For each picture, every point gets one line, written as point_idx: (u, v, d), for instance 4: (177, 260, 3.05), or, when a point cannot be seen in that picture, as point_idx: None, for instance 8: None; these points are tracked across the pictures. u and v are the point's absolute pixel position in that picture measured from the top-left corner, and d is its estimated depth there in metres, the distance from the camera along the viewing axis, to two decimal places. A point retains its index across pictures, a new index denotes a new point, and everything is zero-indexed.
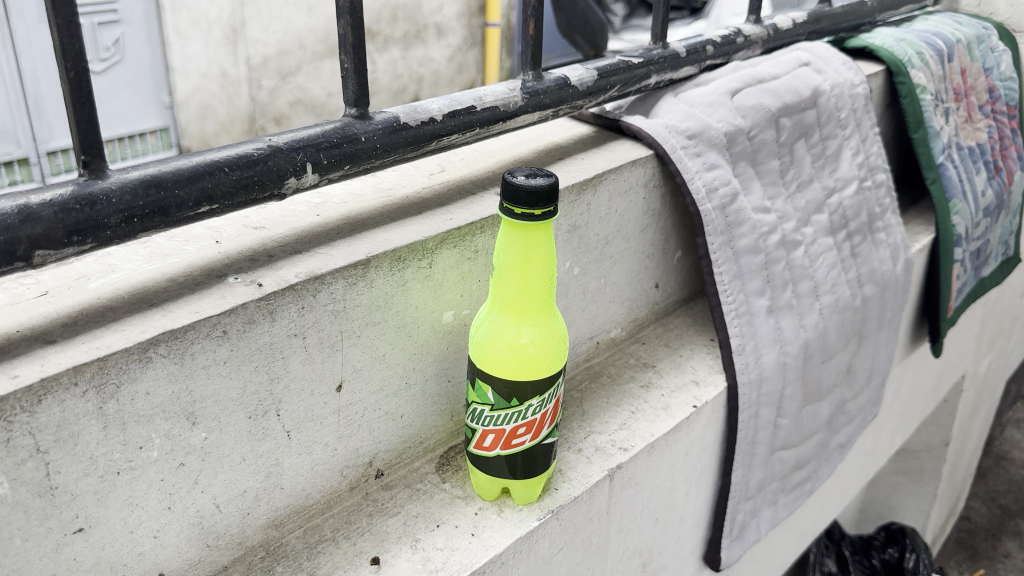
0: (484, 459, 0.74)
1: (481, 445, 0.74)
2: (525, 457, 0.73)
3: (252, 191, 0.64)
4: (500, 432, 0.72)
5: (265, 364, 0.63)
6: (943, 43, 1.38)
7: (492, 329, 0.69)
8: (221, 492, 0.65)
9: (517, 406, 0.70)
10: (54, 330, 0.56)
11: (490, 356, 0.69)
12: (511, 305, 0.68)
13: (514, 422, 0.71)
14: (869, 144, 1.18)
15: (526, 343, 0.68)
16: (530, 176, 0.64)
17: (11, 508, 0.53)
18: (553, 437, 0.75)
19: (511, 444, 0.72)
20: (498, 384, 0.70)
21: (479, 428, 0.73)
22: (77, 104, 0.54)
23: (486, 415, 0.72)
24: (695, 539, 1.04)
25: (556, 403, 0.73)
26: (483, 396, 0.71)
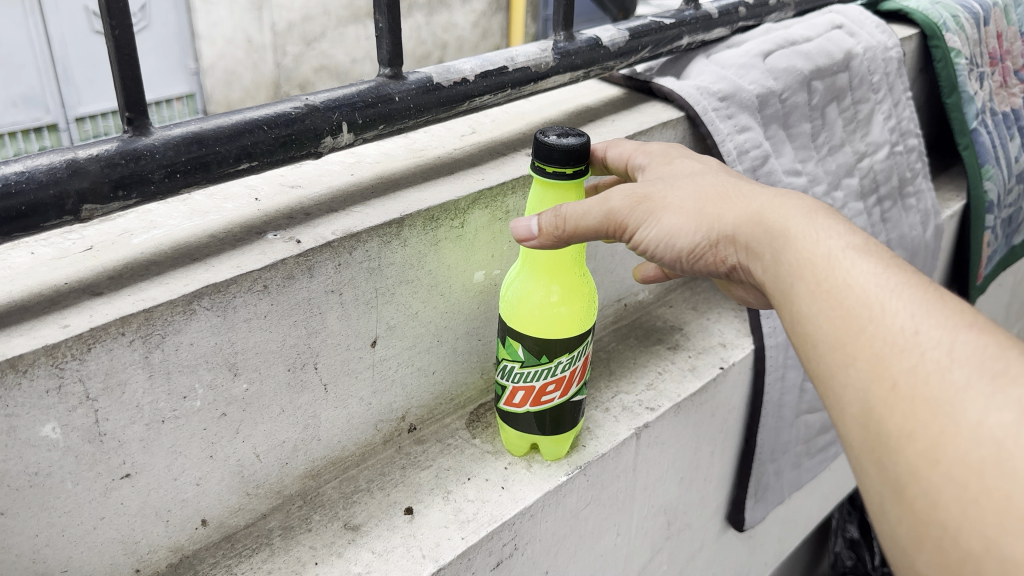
0: (513, 416, 0.75)
1: (510, 402, 0.75)
2: (552, 414, 0.74)
3: (291, 148, 0.65)
4: (529, 389, 0.73)
5: (303, 319, 0.65)
6: (980, 6, 1.35)
7: (522, 287, 0.71)
8: (261, 442, 0.67)
9: (546, 363, 0.71)
10: (100, 282, 0.58)
11: (520, 315, 0.70)
12: (544, 263, 0.69)
13: (543, 378, 0.72)
14: (901, 109, 1.16)
15: (557, 302, 0.70)
16: (560, 134, 0.64)
17: (62, 453, 0.55)
18: (581, 395, 0.76)
19: (540, 401, 0.73)
20: (527, 341, 0.71)
21: (508, 385, 0.74)
22: (122, 61, 0.55)
23: (516, 371, 0.73)
24: (719, 500, 1.05)
25: (584, 361, 0.74)
26: (512, 353, 0.72)
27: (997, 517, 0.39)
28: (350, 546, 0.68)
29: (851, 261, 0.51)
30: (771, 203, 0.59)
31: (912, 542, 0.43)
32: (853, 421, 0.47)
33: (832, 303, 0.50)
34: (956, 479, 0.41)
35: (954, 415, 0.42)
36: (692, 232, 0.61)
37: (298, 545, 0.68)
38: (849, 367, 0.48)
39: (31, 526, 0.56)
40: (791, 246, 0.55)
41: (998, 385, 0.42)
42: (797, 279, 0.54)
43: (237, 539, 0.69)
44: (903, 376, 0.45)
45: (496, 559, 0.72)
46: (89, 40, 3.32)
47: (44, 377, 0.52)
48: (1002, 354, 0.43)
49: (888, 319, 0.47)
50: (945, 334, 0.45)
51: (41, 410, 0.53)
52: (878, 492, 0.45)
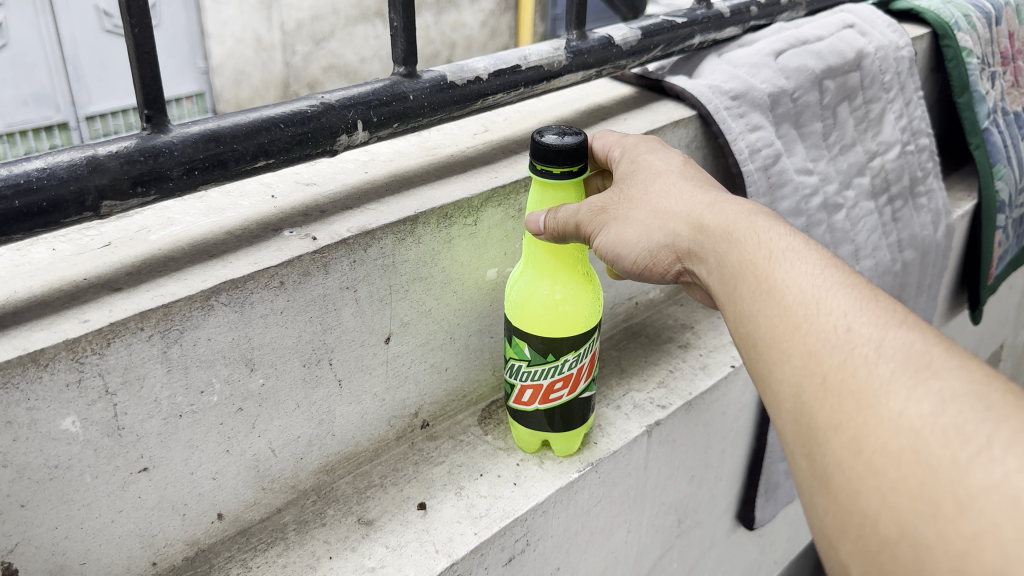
0: (522, 414, 0.76)
1: (519, 400, 0.75)
2: (559, 411, 0.74)
3: (307, 146, 0.66)
4: (537, 387, 0.73)
5: (318, 315, 0.66)
6: (992, 5, 1.34)
7: (525, 287, 0.71)
8: (276, 437, 0.68)
9: (553, 361, 0.71)
10: (119, 278, 0.59)
11: (525, 314, 0.71)
12: (548, 261, 0.70)
13: (551, 376, 0.72)
14: (913, 108, 1.15)
15: (560, 300, 0.70)
16: (562, 134, 0.65)
17: (82, 446, 0.56)
18: (589, 392, 0.76)
19: (549, 398, 0.73)
20: (533, 341, 0.71)
21: (517, 383, 0.74)
22: (141, 59, 0.56)
23: (523, 370, 0.73)
24: (729, 498, 1.05)
25: (591, 358, 0.74)
26: (519, 352, 0.73)
27: (914, 504, 0.38)
28: (364, 541, 0.68)
29: (788, 260, 0.51)
30: (716, 205, 0.59)
31: (834, 533, 0.42)
32: (785, 415, 0.46)
33: (767, 303, 0.50)
34: (875, 470, 0.40)
35: (877, 408, 0.41)
36: (645, 235, 0.62)
37: (313, 539, 0.69)
38: (782, 363, 0.47)
39: (51, 518, 0.56)
40: (731, 246, 0.55)
41: (922, 377, 0.41)
42: (737, 278, 0.53)
43: (252, 533, 0.70)
44: (831, 371, 0.44)
45: (509, 555, 0.72)
46: (99, 39, 3.34)
47: (65, 371, 0.53)
48: (927, 349, 0.43)
49: (820, 316, 0.46)
50: (874, 330, 0.44)
51: (62, 403, 0.53)
52: (806, 485, 0.45)
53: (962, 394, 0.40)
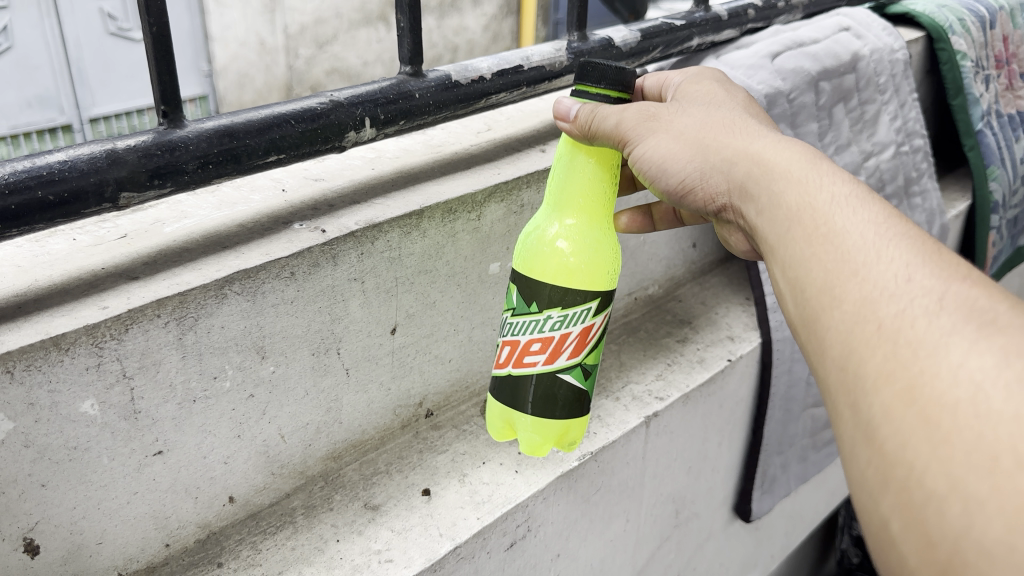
0: (501, 382, 0.73)
1: (500, 363, 0.73)
2: (535, 382, 0.70)
3: (317, 142, 0.68)
4: (515, 345, 0.70)
5: (327, 305, 0.68)
6: (986, 10, 1.37)
7: (533, 226, 0.72)
8: (286, 423, 0.70)
9: (535, 314, 0.69)
10: (136, 268, 0.61)
11: (524, 253, 0.71)
12: (555, 201, 0.70)
13: (529, 334, 0.69)
14: (907, 110, 1.18)
15: (555, 241, 0.69)
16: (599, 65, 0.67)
17: (100, 429, 0.58)
18: (578, 381, 0.71)
19: (524, 361, 0.70)
20: (522, 286, 0.70)
21: (501, 341, 0.72)
22: (160, 57, 0.58)
23: (510, 322, 0.71)
24: (726, 491, 1.07)
25: (582, 333, 0.69)
26: (509, 300, 0.71)
27: (966, 457, 0.37)
28: (370, 525, 0.71)
29: (849, 208, 0.49)
30: (772, 145, 0.57)
31: (876, 487, 0.42)
32: (830, 362, 0.46)
33: (825, 245, 0.48)
34: (928, 420, 0.39)
35: (935, 358, 0.40)
36: (687, 157, 0.61)
37: (321, 523, 0.71)
38: (834, 307, 0.46)
39: (70, 499, 0.58)
40: (786, 185, 0.53)
41: (983, 332, 0.40)
42: (790, 219, 0.51)
43: (261, 517, 0.72)
44: (888, 319, 0.43)
45: (510, 540, 0.74)
46: (103, 42, 3.37)
47: (84, 355, 0.55)
48: (991, 306, 0.42)
49: (880, 262, 0.45)
50: (937, 282, 0.43)
51: (81, 386, 0.55)
52: (849, 435, 0.44)
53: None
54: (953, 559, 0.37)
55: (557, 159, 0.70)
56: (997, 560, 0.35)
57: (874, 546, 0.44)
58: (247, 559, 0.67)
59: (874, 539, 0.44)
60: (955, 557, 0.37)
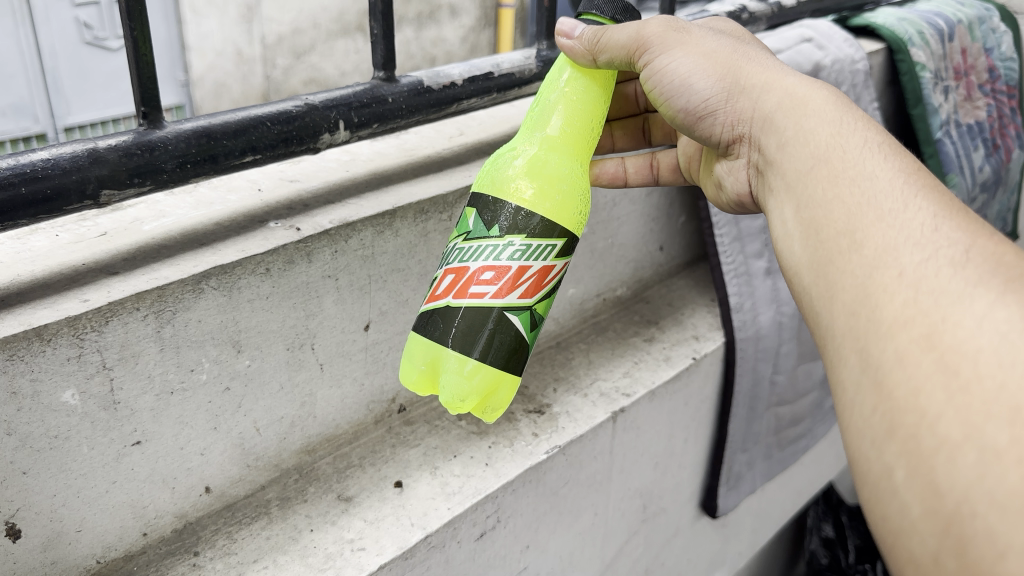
0: (430, 318, 0.64)
1: (435, 296, 0.65)
2: (475, 316, 0.62)
3: (292, 143, 0.71)
4: (462, 273, 0.63)
5: (301, 302, 0.70)
6: (945, 23, 1.42)
7: (506, 152, 0.67)
8: (261, 417, 0.72)
9: (493, 238, 0.62)
10: (115, 264, 0.63)
11: (492, 175, 0.66)
12: (538, 128, 0.67)
13: (481, 261, 0.62)
14: (868, 118, 1.22)
15: (533, 162, 0.64)
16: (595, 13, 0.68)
17: (80, 418, 0.59)
18: (522, 327, 0.64)
19: (466, 291, 0.62)
20: (484, 207, 0.64)
21: (441, 272, 0.65)
22: (139, 61, 0.60)
23: (460, 250, 0.64)
24: (693, 487, 1.10)
25: (538, 270, 0.63)
26: (463, 226, 0.65)
27: (987, 404, 0.38)
28: (343, 516, 0.73)
29: (872, 158, 0.51)
30: (805, 83, 0.60)
31: (882, 437, 0.42)
32: (840, 309, 0.47)
33: (849, 188, 0.50)
34: (947, 367, 0.40)
35: (960, 308, 0.41)
36: (715, 77, 0.64)
37: (295, 514, 0.73)
38: (853, 251, 0.47)
39: (50, 487, 0.60)
40: (817, 121, 0.56)
41: (1010, 288, 0.41)
42: (816, 158, 0.54)
43: (237, 508, 0.74)
44: (910, 266, 0.44)
45: (480, 531, 0.77)
46: (79, 51, 3.37)
47: (65, 346, 0.56)
48: (1015, 263, 0.43)
49: (905, 211, 0.47)
50: (963, 236, 0.45)
51: (63, 376, 0.57)
52: (853, 385, 0.45)
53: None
54: (958, 510, 0.38)
55: (546, 87, 0.68)
56: (1008, 508, 0.36)
57: (867, 502, 0.44)
58: (223, 548, 0.69)
59: (867, 495, 0.44)
60: (962, 506, 0.38)
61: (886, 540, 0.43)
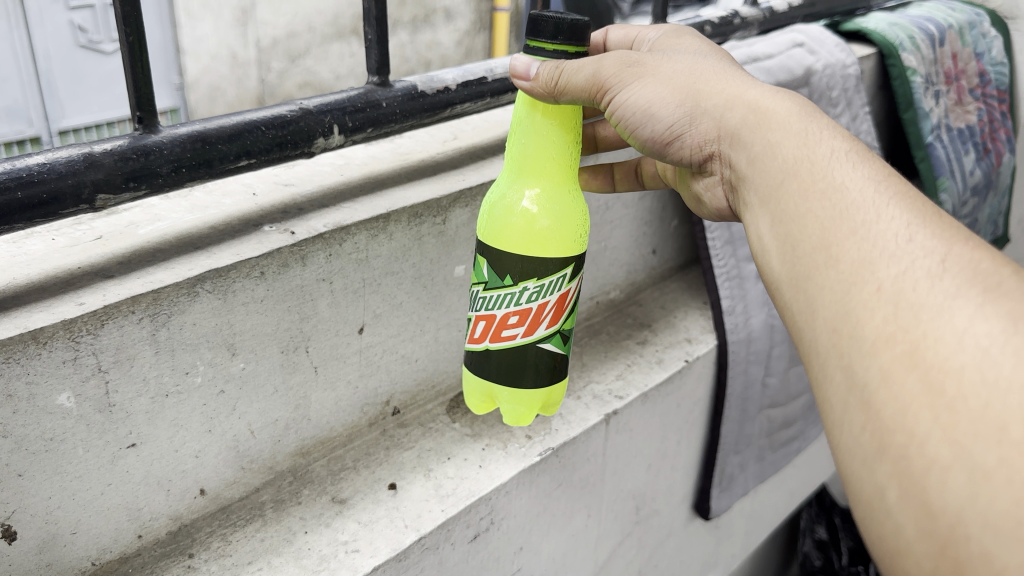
0: (478, 355, 0.74)
1: (474, 338, 0.74)
2: (512, 355, 0.72)
3: (286, 147, 0.71)
4: (491, 319, 0.71)
5: (296, 305, 0.70)
6: (935, 28, 1.43)
7: (497, 193, 0.71)
8: (256, 419, 0.73)
9: (510, 287, 0.69)
10: (110, 267, 0.63)
11: (490, 223, 0.71)
12: (521, 167, 0.69)
13: (506, 307, 0.70)
14: (859, 123, 1.23)
15: (524, 212, 0.69)
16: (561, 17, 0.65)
17: (76, 421, 0.60)
18: (556, 347, 0.73)
19: (501, 335, 0.71)
20: (491, 258, 0.70)
21: (473, 316, 0.73)
22: (135, 66, 0.61)
23: (482, 297, 0.72)
24: (686, 489, 1.11)
25: (559, 299, 0.70)
26: (479, 274, 0.71)
27: (973, 423, 0.39)
28: (337, 518, 0.73)
29: (845, 167, 0.52)
30: (768, 94, 0.60)
31: (872, 456, 0.43)
32: (823, 324, 0.48)
33: (823, 202, 0.51)
34: (932, 385, 0.41)
35: (940, 322, 0.42)
36: (677, 102, 0.64)
37: (290, 516, 0.73)
38: (830, 266, 0.48)
39: (46, 489, 0.60)
40: (783, 134, 0.56)
41: (988, 297, 0.42)
42: (785, 177, 0.54)
43: (232, 510, 0.74)
44: (888, 280, 0.45)
45: (474, 532, 0.77)
46: (74, 54, 3.37)
47: (61, 349, 0.57)
48: (992, 269, 0.44)
49: (879, 222, 0.47)
50: (938, 244, 0.45)
51: (58, 379, 0.57)
52: (841, 402, 0.46)
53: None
54: (954, 530, 0.39)
55: (519, 124, 0.69)
56: (1002, 530, 0.37)
57: (862, 518, 0.45)
58: (218, 550, 0.69)
59: (861, 512, 0.45)
60: (957, 527, 0.38)
61: (884, 559, 0.44)
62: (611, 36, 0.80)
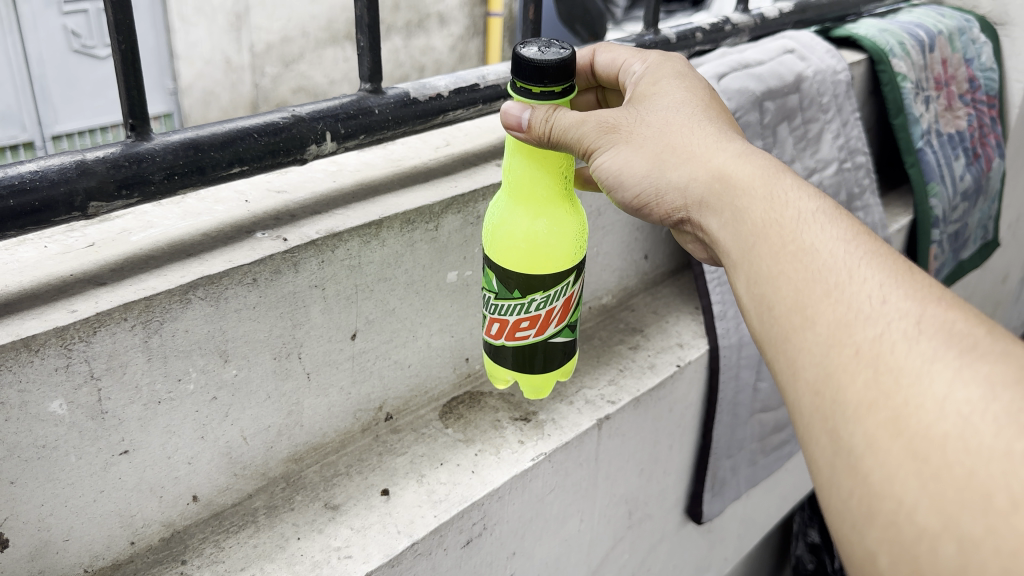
0: (494, 348, 0.77)
1: (489, 333, 0.76)
2: (527, 350, 0.75)
3: (279, 155, 0.71)
4: (505, 322, 0.74)
5: (288, 311, 0.71)
6: (925, 34, 1.44)
7: (498, 215, 0.72)
8: (248, 426, 0.73)
9: (520, 298, 0.72)
10: (103, 274, 0.63)
11: (495, 242, 0.72)
12: (521, 193, 0.70)
13: (518, 314, 0.73)
14: (850, 129, 1.24)
15: (528, 234, 0.70)
16: (544, 48, 0.64)
17: (68, 428, 0.60)
18: (566, 336, 0.77)
19: (515, 335, 0.74)
20: (499, 274, 0.72)
21: (487, 316, 0.76)
22: (127, 74, 0.61)
23: (493, 303, 0.74)
24: (678, 493, 1.11)
25: (565, 302, 0.74)
26: (489, 283, 0.74)
27: (958, 493, 0.39)
28: (330, 524, 0.73)
29: (817, 225, 0.53)
30: (734, 161, 0.60)
31: (862, 521, 0.44)
32: (804, 386, 0.48)
33: (795, 265, 0.52)
34: (917, 452, 0.41)
35: (919, 388, 0.43)
36: (647, 171, 0.64)
37: (282, 522, 0.73)
38: (808, 328, 0.49)
39: (38, 496, 0.60)
40: (750, 201, 0.57)
41: (965, 358, 0.43)
42: (756, 241, 0.55)
43: (224, 516, 0.74)
44: (865, 343, 0.46)
45: (466, 538, 0.77)
46: (67, 59, 3.37)
47: (53, 356, 0.57)
48: (968, 330, 0.45)
49: (853, 285, 0.48)
50: (913, 304, 0.46)
51: (50, 387, 0.58)
52: (827, 464, 0.46)
53: (1008, 381, 0.41)
54: None
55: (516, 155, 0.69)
56: None
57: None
58: (210, 556, 0.69)
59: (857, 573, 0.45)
60: None
61: None
62: (598, 59, 0.79)
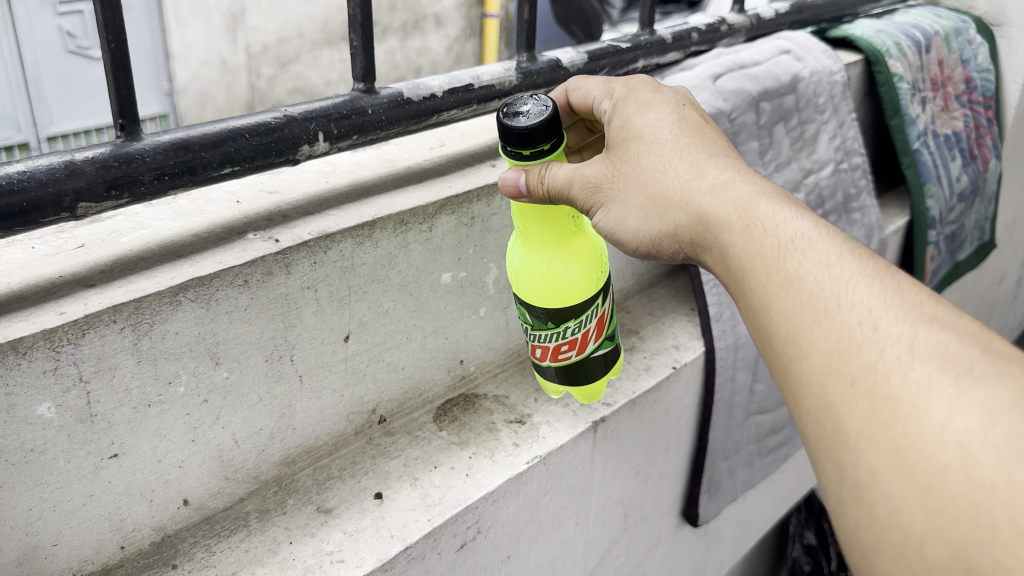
0: (540, 367, 0.82)
1: (534, 355, 0.81)
2: (572, 368, 0.80)
3: (270, 155, 0.71)
4: (546, 348, 0.79)
5: (280, 313, 0.70)
6: (921, 35, 1.43)
7: (517, 260, 0.76)
8: (240, 429, 0.72)
9: (554, 328, 0.77)
10: (93, 276, 0.63)
11: (520, 284, 0.76)
12: (534, 240, 0.74)
13: (556, 341, 0.78)
14: (846, 129, 1.24)
15: (549, 275, 0.75)
16: (528, 110, 0.67)
17: (56, 431, 0.59)
18: (604, 347, 0.82)
19: (558, 358, 0.79)
20: (530, 310, 0.77)
21: (528, 343, 0.81)
22: (116, 72, 0.60)
23: (531, 332, 0.79)
24: (674, 496, 1.11)
25: (597, 321, 0.79)
26: (524, 317, 0.79)
27: (963, 526, 0.39)
28: (322, 527, 0.72)
29: (801, 251, 0.52)
30: (713, 192, 0.59)
31: (873, 551, 0.44)
32: (807, 416, 0.48)
33: (781, 295, 0.51)
34: (920, 485, 0.41)
35: (916, 417, 0.42)
36: (642, 210, 0.64)
37: (274, 526, 0.73)
38: (803, 359, 0.49)
39: (25, 500, 0.59)
40: (730, 237, 0.56)
41: (961, 383, 0.42)
42: (744, 275, 0.55)
43: (216, 520, 0.73)
44: (859, 372, 0.45)
45: (460, 541, 0.77)
46: (62, 60, 3.36)
47: (42, 358, 0.56)
48: (963, 351, 0.44)
49: (842, 313, 0.48)
50: (905, 327, 0.46)
51: (38, 389, 0.57)
52: (836, 493, 0.46)
53: (1006, 406, 0.41)
54: None
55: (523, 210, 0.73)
56: None
57: None
58: (201, 561, 0.69)
59: None
60: None
61: None
62: (571, 99, 0.78)
